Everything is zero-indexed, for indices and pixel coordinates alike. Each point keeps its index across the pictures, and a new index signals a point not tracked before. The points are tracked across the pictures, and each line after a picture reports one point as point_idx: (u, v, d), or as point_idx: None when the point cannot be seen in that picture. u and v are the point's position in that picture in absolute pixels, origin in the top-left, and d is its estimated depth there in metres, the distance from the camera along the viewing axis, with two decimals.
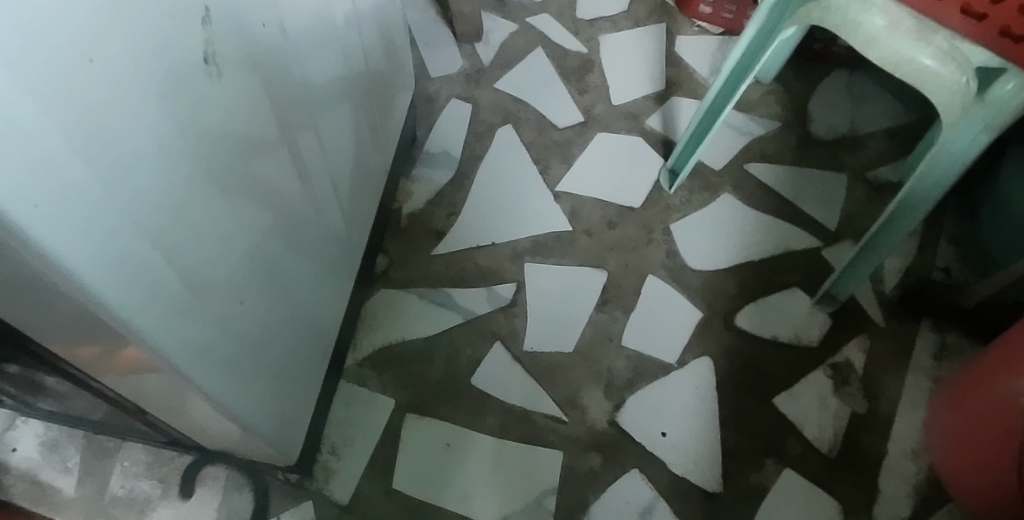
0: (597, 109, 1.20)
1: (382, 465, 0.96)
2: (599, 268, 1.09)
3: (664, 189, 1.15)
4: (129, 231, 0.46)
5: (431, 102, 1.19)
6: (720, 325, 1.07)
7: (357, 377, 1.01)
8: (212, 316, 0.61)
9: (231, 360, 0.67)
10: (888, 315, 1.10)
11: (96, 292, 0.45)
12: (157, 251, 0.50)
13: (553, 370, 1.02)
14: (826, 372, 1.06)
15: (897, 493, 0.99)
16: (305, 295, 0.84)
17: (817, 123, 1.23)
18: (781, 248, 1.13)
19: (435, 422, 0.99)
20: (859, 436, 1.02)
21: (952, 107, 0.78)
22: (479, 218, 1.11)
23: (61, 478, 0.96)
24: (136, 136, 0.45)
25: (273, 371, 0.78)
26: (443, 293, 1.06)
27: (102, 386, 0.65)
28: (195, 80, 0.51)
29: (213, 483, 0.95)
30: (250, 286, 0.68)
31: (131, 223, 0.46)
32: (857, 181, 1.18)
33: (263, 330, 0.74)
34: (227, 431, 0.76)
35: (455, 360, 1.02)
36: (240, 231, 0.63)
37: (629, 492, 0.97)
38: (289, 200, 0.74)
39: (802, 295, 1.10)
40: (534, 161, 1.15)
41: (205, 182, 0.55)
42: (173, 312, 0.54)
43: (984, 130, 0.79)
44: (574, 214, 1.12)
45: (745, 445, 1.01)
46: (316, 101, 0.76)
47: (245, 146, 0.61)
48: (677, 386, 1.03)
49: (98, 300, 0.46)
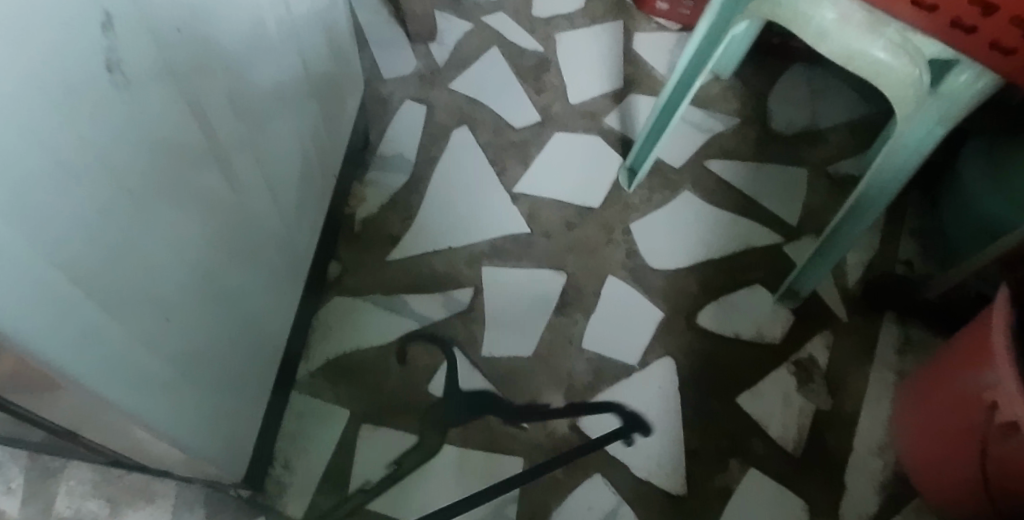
0: (554, 108, 1.18)
1: (338, 477, 0.94)
2: (558, 270, 1.07)
3: (624, 188, 1.14)
4: (19, 246, 0.45)
5: (385, 104, 1.17)
6: (682, 326, 1.06)
7: (311, 388, 0.98)
8: (135, 332, 0.59)
9: (162, 377, 0.65)
10: (851, 310, 1.10)
11: None
12: (57, 269, 0.48)
13: (512, 376, 1.01)
14: (790, 369, 1.05)
15: (861, 491, 0.98)
16: (247, 306, 0.81)
17: (777, 118, 1.22)
18: (742, 246, 1.12)
19: (392, 431, 0.97)
20: (824, 433, 1.01)
21: (906, 100, 0.78)
22: (435, 222, 1.09)
23: (4, 500, 0.92)
24: (22, 149, 0.44)
25: (215, 385, 0.76)
26: (399, 299, 1.04)
27: (24, 409, 0.62)
28: (97, 89, 0.49)
29: (163, 501, 0.92)
30: (182, 299, 0.66)
31: (16, 235, 0.44)
32: (817, 177, 1.17)
33: (199, 344, 0.71)
34: (168, 453, 0.74)
35: (412, 368, 1.00)
36: (164, 244, 0.61)
37: (593, 498, 0.95)
38: (222, 210, 0.71)
39: (764, 292, 1.09)
40: (491, 163, 1.14)
41: (114, 194, 0.53)
42: (81, 331, 0.52)
43: (939, 123, 0.78)
44: (532, 216, 1.11)
45: (709, 446, 1.00)
46: (250, 108, 0.74)
47: (167, 157, 0.59)
48: (641, 388, 1.02)
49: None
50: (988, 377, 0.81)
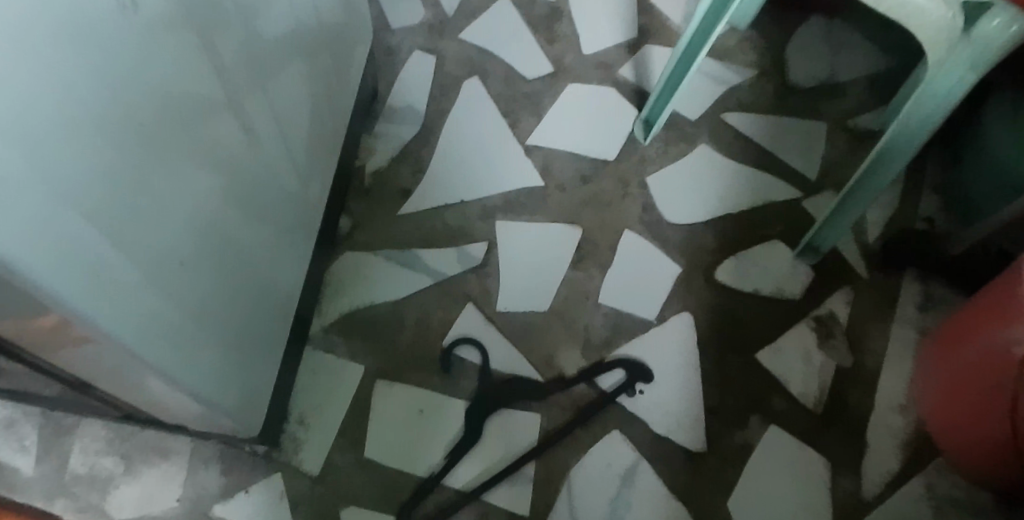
0: (567, 59, 1.15)
1: (354, 433, 0.93)
2: (573, 224, 1.05)
3: (640, 140, 1.11)
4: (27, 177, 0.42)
5: (393, 55, 1.14)
6: (701, 280, 1.04)
7: (324, 344, 0.97)
8: (150, 278, 0.57)
9: (178, 327, 0.63)
10: (871, 267, 1.07)
11: None
12: (69, 204, 0.46)
13: (528, 330, 0.99)
14: (810, 325, 1.03)
15: (884, 448, 0.96)
16: (261, 259, 0.79)
17: (796, 70, 1.19)
18: (761, 199, 1.09)
19: (407, 387, 0.95)
20: (845, 390, 0.99)
21: (939, 43, 0.75)
22: (446, 176, 1.07)
23: (18, 457, 0.91)
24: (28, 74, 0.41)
25: (230, 338, 0.74)
26: (412, 254, 1.02)
27: (35, 355, 0.61)
28: (102, 13, 0.46)
29: (178, 457, 0.91)
30: (194, 247, 0.64)
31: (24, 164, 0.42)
32: (837, 129, 1.14)
33: (213, 295, 0.69)
34: (183, 406, 0.73)
35: (426, 323, 0.99)
36: (175, 187, 0.59)
37: (611, 454, 0.94)
38: (234, 157, 0.69)
39: (783, 246, 1.07)
40: (503, 115, 1.11)
41: (125, 127, 0.50)
42: (95, 272, 0.50)
43: (969, 71, 0.75)
44: (546, 168, 1.08)
45: (729, 402, 0.98)
46: (262, 57, 0.71)
47: (177, 93, 0.57)
48: (658, 344, 1.00)
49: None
50: (1017, 331, 0.78)
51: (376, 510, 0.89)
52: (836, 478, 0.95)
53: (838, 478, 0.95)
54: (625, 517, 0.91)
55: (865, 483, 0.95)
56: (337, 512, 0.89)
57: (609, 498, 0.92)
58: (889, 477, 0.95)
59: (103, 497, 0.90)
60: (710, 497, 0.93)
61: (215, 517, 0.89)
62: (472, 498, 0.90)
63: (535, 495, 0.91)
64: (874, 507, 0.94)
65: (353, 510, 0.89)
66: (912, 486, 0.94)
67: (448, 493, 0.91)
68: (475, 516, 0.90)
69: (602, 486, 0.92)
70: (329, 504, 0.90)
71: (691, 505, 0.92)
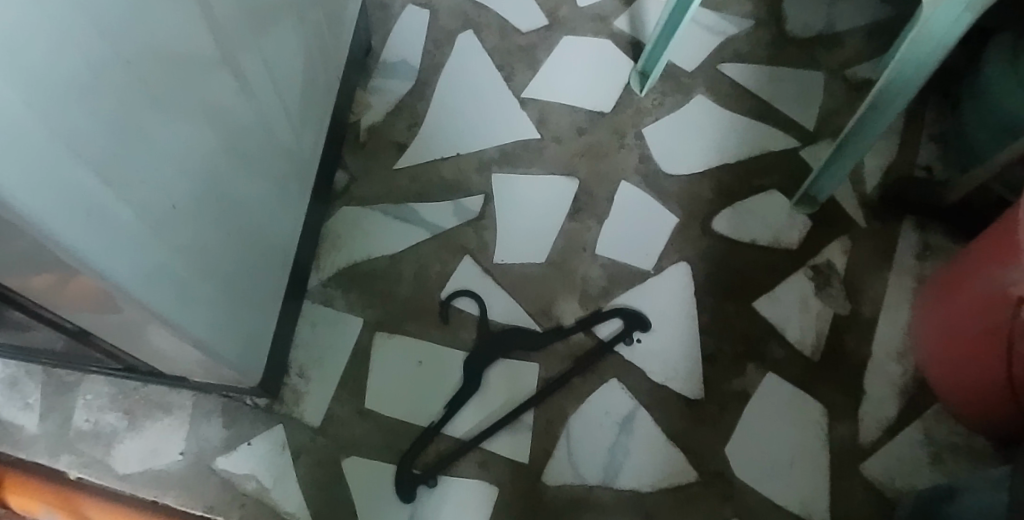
0: (562, 12, 1.14)
1: (353, 385, 0.94)
2: (570, 177, 1.05)
3: (636, 92, 1.11)
4: (20, 111, 0.42)
5: (387, 10, 1.14)
6: (698, 230, 1.04)
7: (323, 297, 0.97)
8: (144, 221, 0.56)
9: (175, 272, 0.63)
10: (869, 216, 1.06)
11: None
12: (61, 142, 0.45)
13: (526, 282, 0.99)
14: (807, 274, 1.02)
15: (881, 394, 0.97)
16: (256, 210, 0.79)
17: (793, 18, 1.18)
18: (758, 149, 1.09)
19: (406, 339, 0.96)
20: (842, 338, 0.99)
21: None
22: (442, 130, 1.06)
23: (22, 415, 0.92)
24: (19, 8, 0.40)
25: (227, 287, 0.74)
26: (408, 208, 1.02)
27: (35, 305, 0.61)
28: None
29: (180, 412, 0.92)
30: (189, 194, 0.63)
31: (17, 98, 0.41)
32: (834, 78, 1.13)
33: (208, 244, 0.69)
34: (185, 355, 0.73)
35: (423, 276, 0.99)
36: (165, 129, 0.58)
37: (609, 402, 0.95)
38: (223, 104, 0.67)
39: (780, 196, 1.07)
40: (498, 68, 1.10)
41: (114, 63, 0.49)
42: (88, 208, 0.49)
43: (967, 10, 0.73)
44: (541, 121, 1.08)
45: (726, 350, 0.98)
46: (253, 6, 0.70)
47: (164, 32, 0.55)
48: (655, 293, 1.00)
49: None
50: (1019, 272, 0.78)
51: (377, 460, 0.90)
52: (833, 424, 0.95)
53: (835, 425, 0.95)
54: (624, 463, 0.92)
55: (862, 430, 0.95)
56: (339, 462, 0.90)
57: (608, 445, 0.93)
58: (886, 424, 0.96)
59: (107, 452, 0.90)
60: (708, 444, 0.94)
61: (218, 469, 0.90)
62: (472, 447, 0.91)
63: (534, 442, 0.92)
64: (871, 453, 0.94)
65: (354, 460, 0.90)
66: (908, 432, 0.95)
67: (449, 442, 0.91)
68: (476, 464, 0.91)
69: (600, 434, 0.93)
70: (331, 455, 0.90)
71: (689, 452, 0.93)
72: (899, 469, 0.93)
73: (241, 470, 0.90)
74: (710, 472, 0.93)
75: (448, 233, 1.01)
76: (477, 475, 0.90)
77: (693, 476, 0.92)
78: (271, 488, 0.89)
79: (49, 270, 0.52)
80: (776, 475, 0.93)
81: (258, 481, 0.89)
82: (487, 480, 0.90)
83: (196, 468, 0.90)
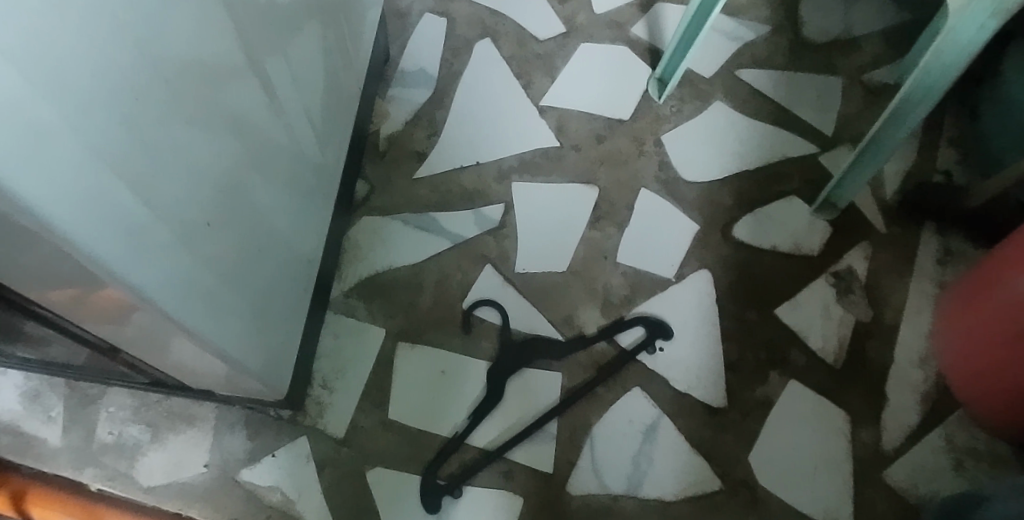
0: (578, 19, 1.14)
1: (377, 395, 0.93)
2: (589, 184, 1.05)
3: (654, 99, 1.10)
4: (66, 136, 0.42)
5: (404, 18, 1.14)
6: (719, 237, 1.04)
7: (345, 308, 0.97)
8: (179, 239, 0.56)
9: (207, 289, 0.63)
10: (890, 221, 1.06)
11: (30, 198, 0.40)
12: (104, 164, 0.46)
13: (548, 290, 0.99)
14: (829, 280, 1.02)
15: (904, 401, 0.96)
16: (282, 223, 0.79)
17: (810, 23, 1.17)
18: (778, 155, 1.09)
19: (427, 349, 0.96)
20: (865, 344, 0.99)
21: None
22: (461, 139, 1.06)
23: (45, 428, 0.91)
24: (60, 33, 0.40)
25: (255, 301, 0.74)
26: (428, 217, 1.02)
27: (71, 324, 0.61)
28: None
29: (204, 424, 0.92)
30: (220, 209, 0.63)
31: (62, 122, 0.41)
32: (853, 83, 1.13)
33: (238, 259, 0.69)
34: (210, 368, 0.73)
35: (445, 286, 0.99)
36: (199, 146, 0.58)
37: (632, 410, 0.94)
38: (254, 119, 0.68)
39: (800, 202, 1.06)
40: (516, 76, 1.10)
41: (150, 81, 0.50)
42: (129, 229, 0.49)
43: (992, 17, 0.73)
44: (560, 129, 1.08)
45: (748, 358, 0.98)
46: (282, 20, 0.70)
47: (199, 50, 0.56)
48: (676, 301, 1.00)
49: (40, 214, 0.41)
50: None
51: (401, 470, 0.90)
52: (857, 432, 0.95)
53: (859, 432, 0.95)
54: (647, 472, 0.92)
55: (885, 437, 0.95)
56: (363, 473, 0.90)
57: (632, 454, 0.92)
58: (909, 430, 0.95)
59: (131, 464, 0.90)
60: (731, 452, 0.93)
61: (242, 481, 0.89)
62: (495, 457, 0.91)
63: (558, 451, 0.92)
64: (895, 460, 0.94)
65: (378, 470, 0.90)
66: (932, 439, 0.94)
67: (472, 452, 0.91)
68: (500, 474, 0.91)
69: (624, 443, 0.93)
70: (355, 466, 0.90)
71: (712, 459, 0.93)
72: (923, 476, 0.93)
73: (265, 482, 0.89)
74: (734, 480, 0.92)
75: (469, 243, 1.01)
76: (501, 485, 0.90)
77: (717, 484, 0.92)
78: (296, 499, 0.89)
79: (85, 288, 0.52)
80: (800, 484, 0.92)
81: (283, 493, 0.89)
82: (511, 490, 0.90)
83: (220, 481, 0.89)
